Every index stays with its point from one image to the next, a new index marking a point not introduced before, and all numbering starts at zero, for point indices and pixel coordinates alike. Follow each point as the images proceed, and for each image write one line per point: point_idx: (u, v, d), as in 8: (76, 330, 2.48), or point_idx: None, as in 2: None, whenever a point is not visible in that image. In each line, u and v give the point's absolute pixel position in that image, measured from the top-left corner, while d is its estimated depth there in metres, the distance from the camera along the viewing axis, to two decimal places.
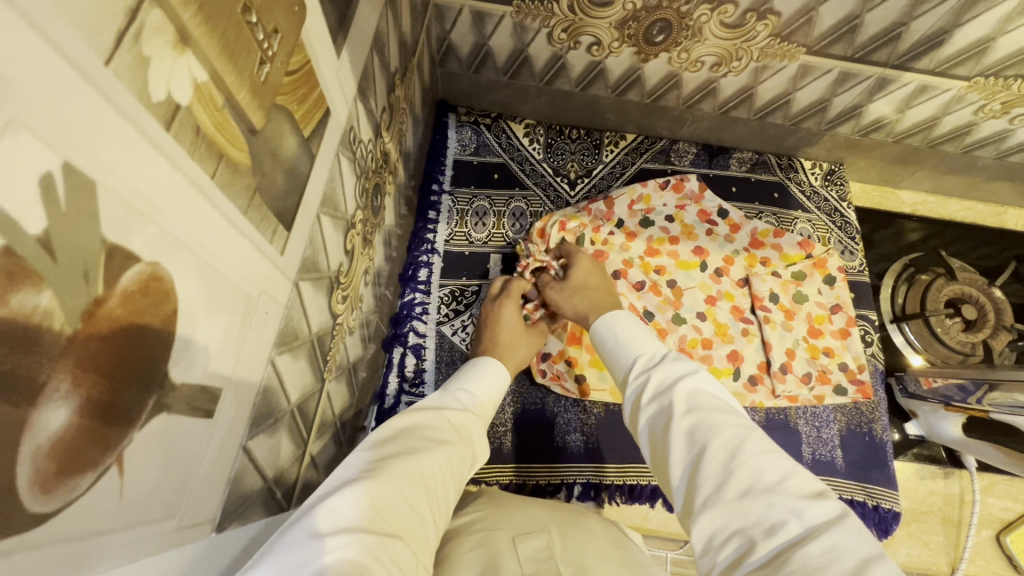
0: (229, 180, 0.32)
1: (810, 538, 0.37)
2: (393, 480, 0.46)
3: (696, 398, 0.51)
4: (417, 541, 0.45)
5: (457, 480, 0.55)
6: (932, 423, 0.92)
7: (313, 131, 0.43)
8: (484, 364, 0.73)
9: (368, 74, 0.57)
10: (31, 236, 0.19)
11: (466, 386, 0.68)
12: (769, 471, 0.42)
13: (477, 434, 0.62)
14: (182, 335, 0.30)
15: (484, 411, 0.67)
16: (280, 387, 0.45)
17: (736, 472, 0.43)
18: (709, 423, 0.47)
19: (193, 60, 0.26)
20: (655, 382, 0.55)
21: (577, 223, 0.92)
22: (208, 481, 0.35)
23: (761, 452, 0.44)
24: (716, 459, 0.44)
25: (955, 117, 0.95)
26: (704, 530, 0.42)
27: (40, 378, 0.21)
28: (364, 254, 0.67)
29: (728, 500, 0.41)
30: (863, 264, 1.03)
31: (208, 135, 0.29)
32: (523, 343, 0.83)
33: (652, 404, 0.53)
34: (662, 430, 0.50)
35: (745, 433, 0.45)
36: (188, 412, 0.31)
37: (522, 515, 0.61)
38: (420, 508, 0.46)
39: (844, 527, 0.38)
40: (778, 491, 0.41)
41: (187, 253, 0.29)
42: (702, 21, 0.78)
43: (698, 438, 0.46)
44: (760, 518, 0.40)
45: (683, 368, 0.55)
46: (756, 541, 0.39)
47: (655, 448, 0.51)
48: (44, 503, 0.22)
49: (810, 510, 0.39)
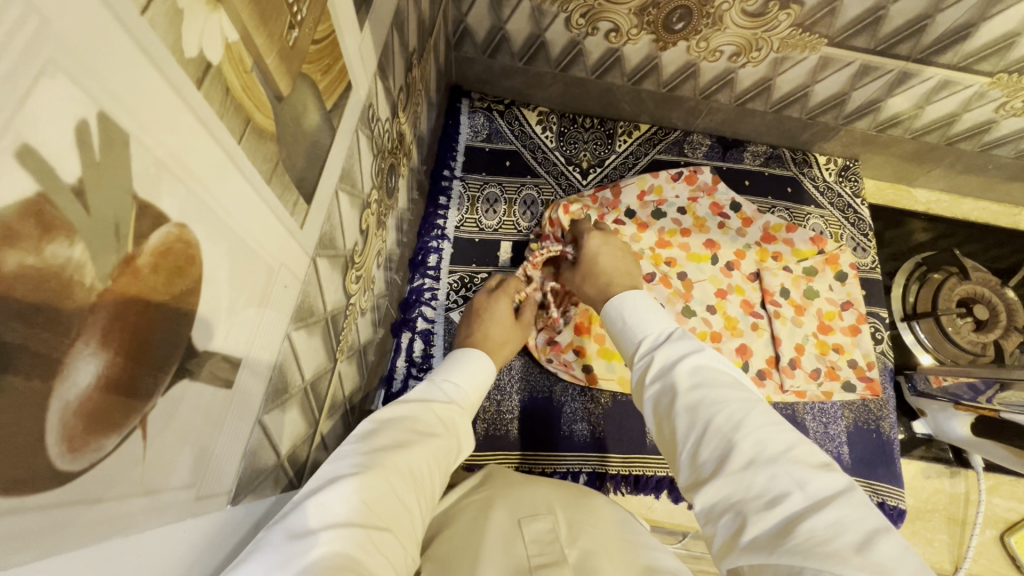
0: (255, 147, 0.31)
1: (815, 510, 0.37)
2: (381, 471, 0.45)
3: (701, 373, 0.50)
4: (405, 534, 0.44)
5: (443, 471, 0.55)
6: (940, 422, 0.91)
7: (335, 104, 0.43)
8: (474, 357, 0.72)
9: (388, 51, 0.56)
10: (66, 183, 0.18)
11: (449, 377, 0.67)
12: (773, 442, 0.42)
13: (463, 426, 0.61)
14: (204, 303, 0.29)
15: (471, 403, 0.66)
16: (295, 363, 0.45)
17: (740, 443, 0.42)
18: (714, 398, 0.46)
19: (225, 19, 0.26)
20: (659, 360, 0.54)
21: (580, 206, 0.93)
22: (226, 454, 0.35)
23: (764, 425, 0.44)
24: (720, 433, 0.44)
25: (976, 114, 0.94)
26: (708, 501, 0.42)
27: (71, 335, 0.20)
28: (378, 235, 0.66)
29: (732, 472, 0.41)
30: (875, 261, 1.02)
31: (237, 98, 0.28)
32: (513, 339, 0.83)
33: (655, 382, 0.52)
34: (667, 406, 0.49)
35: (749, 408, 0.45)
36: (209, 382, 0.31)
37: (525, 492, 0.61)
38: (407, 500, 0.46)
39: (848, 500, 0.38)
40: (782, 461, 0.40)
41: (213, 217, 0.28)
42: (723, 9, 0.77)
43: (703, 413, 0.46)
44: (763, 491, 0.40)
45: (689, 344, 0.54)
46: (758, 511, 0.39)
47: (659, 425, 0.51)
48: (73, 463, 0.21)
49: (814, 482, 0.39)
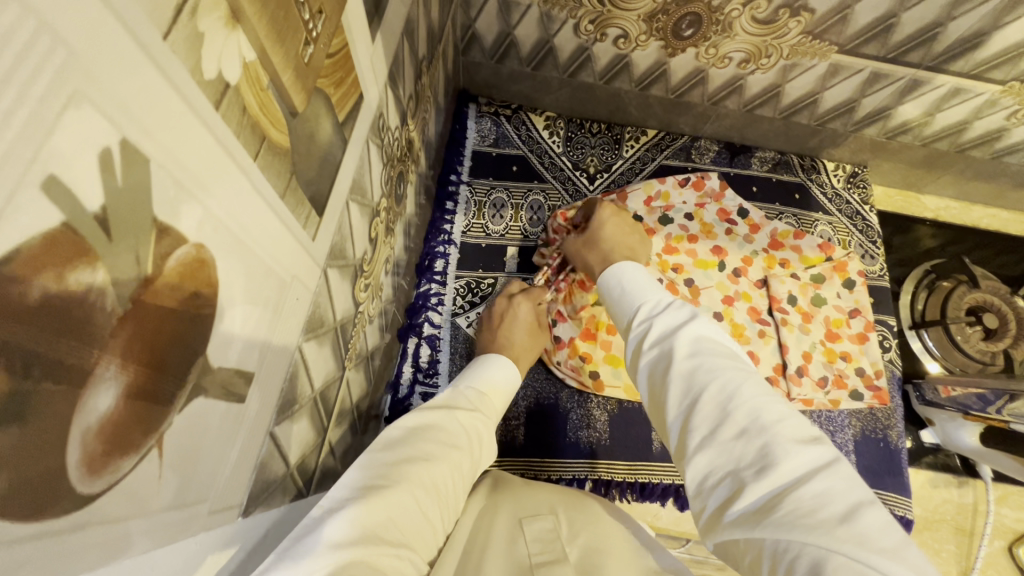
0: (269, 163, 0.31)
1: (803, 481, 0.37)
2: (403, 484, 0.46)
3: (699, 343, 0.49)
4: (423, 547, 0.45)
5: (466, 484, 0.55)
6: (949, 431, 0.90)
7: (347, 116, 0.43)
8: (495, 362, 0.72)
9: (397, 60, 0.55)
10: (89, 212, 0.18)
11: (473, 382, 0.67)
12: (767, 411, 0.41)
13: (486, 435, 0.62)
14: (220, 317, 0.29)
15: (494, 409, 0.66)
16: (305, 374, 0.45)
17: (733, 414, 0.42)
18: (710, 366, 0.46)
19: (243, 38, 0.25)
20: (656, 329, 0.53)
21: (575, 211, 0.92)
22: (237, 469, 0.35)
23: (759, 395, 0.43)
24: (714, 402, 0.43)
25: (987, 121, 0.93)
26: (698, 471, 0.41)
27: (92, 357, 0.20)
28: (386, 242, 0.66)
29: (723, 443, 0.41)
30: (884, 268, 1.02)
31: (253, 116, 0.28)
32: (532, 347, 0.83)
33: (653, 349, 0.51)
34: (662, 372, 0.49)
35: (744, 378, 0.44)
36: (222, 397, 0.31)
37: (529, 496, 0.62)
38: (428, 514, 0.46)
39: (836, 472, 0.37)
40: (774, 431, 0.40)
41: (228, 235, 0.28)
42: (734, 15, 0.77)
43: (698, 380, 0.45)
44: (750, 459, 0.39)
45: (685, 313, 0.53)
46: (745, 480, 0.38)
47: (652, 393, 0.50)
48: (90, 485, 0.21)
49: (805, 453, 0.38)
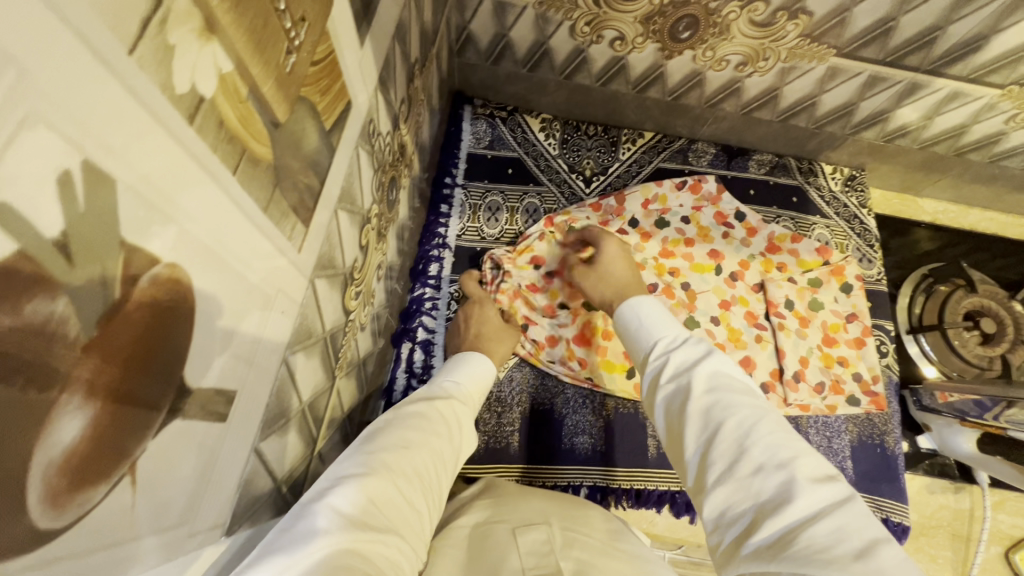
0: (249, 176, 0.30)
1: (820, 517, 0.36)
2: (382, 474, 0.45)
3: (716, 379, 0.49)
4: (413, 535, 0.45)
5: (450, 470, 0.55)
6: (946, 437, 0.89)
7: (334, 123, 0.42)
8: (472, 358, 0.72)
9: (389, 64, 0.54)
10: (48, 238, 0.17)
11: (450, 377, 0.67)
12: (784, 447, 0.42)
13: (467, 422, 0.61)
14: (198, 338, 0.28)
15: (472, 398, 0.66)
16: (293, 386, 0.44)
17: (750, 449, 0.42)
18: (726, 402, 0.46)
19: (219, 49, 0.24)
20: (673, 364, 0.53)
21: (565, 218, 0.94)
22: (220, 488, 0.34)
23: (776, 431, 0.43)
24: (731, 437, 0.43)
25: (986, 125, 0.92)
26: (716, 507, 0.41)
27: (54, 389, 0.19)
28: (378, 248, 0.65)
29: (740, 478, 0.41)
30: (881, 272, 1.01)
31: (231, 129, 0.27)
32: (508, 339, 0.83)
33: (670, 383, 0.52)
34: (679, 407, 0.49)
35: (760, 415, 0.44)
36: (202, 417, 0.30)
37: (521, 506, 0.61)
38: (414, 501, 0.46)
39: (851, 509, 0.37)
40: (792, 467, 0.40)
41: (206, 253, 0.27)
42: (731, 18, 0.76)
43: (715, 416, 0.45)
44: (768, 496, 0.39)
45: (701, 349, 0.53)
46: (763, 516, 0.38)
47: (668, 427, 0.50)
48: (56, 521, 0.20)
49: (822, 490, 0.38)
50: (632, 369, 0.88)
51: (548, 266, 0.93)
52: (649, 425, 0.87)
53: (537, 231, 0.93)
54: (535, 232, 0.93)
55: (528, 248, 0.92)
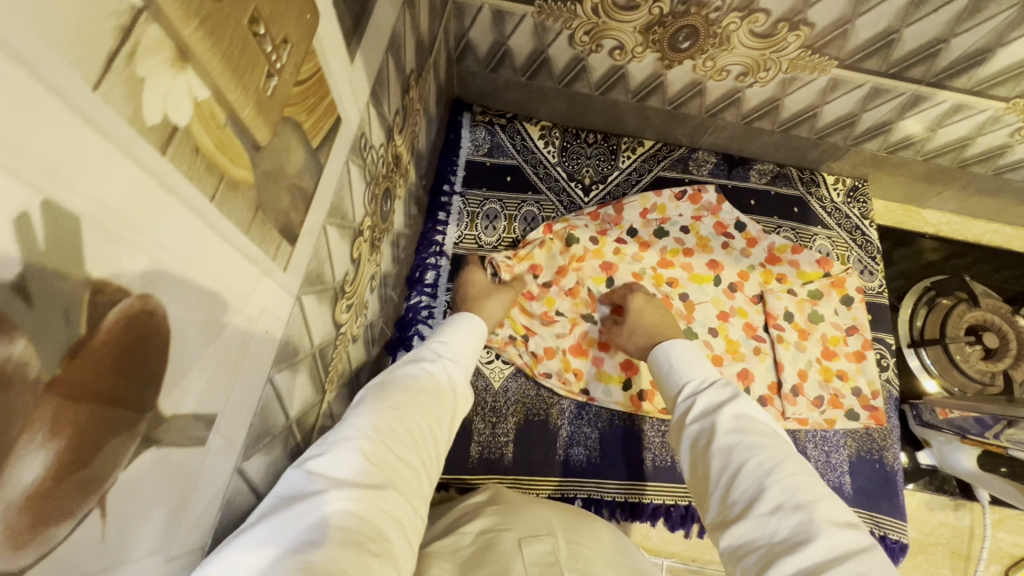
0: (229, 200, 0.30)
1: (838, 563, 0.39)
2: (371, 436, 0.45)
3: (741, 420, 0.53)
4: (413, 491, 0.46)
5: (447, 426, 0.56)
6: (947, 454, 0.87)
7: (322, 140, 0.41)
8: (460, 322, 0.71)
9: (382, 77, 0.54)
10: (4, 280, 0.17)
11: (439, 338, 0.66)
12: (804, 491, 0.45)
13: (458, 378, 0.61)
14: (174, 364, 0.28)
15: (462, 353, 0.66)
16: (279, 404, 0.44)
17: (770, 489, 0.46)
18: (749, 443, 0.50)
19: (194, 77, 0.24)
20: (699, 404, 0.57)
21: (564, 225, 0.94)
22: (200, 511, 0.34)
23: (796, 474, 0.47)
24: (752, 476, 0.47)
25: (990, 138, 0.91)
26: (734, 541, 0.45)
27: (14, 431, 0.19)
28: (372, 260, 0.64)
29: (760, 516, 0.45)
30: (882, 285, 1.00)
31: (209, 156, 0.27)
32: (498, 300, 0.84)
33: (696, 423, 0.56)
34: (704, 446, 0.53)
35: (782, 458, 0.48)
36: (179, 443, 0.30)
37: (520, 517, 0.60)
38: (407, 457, 0.47)
39: (871, 560, 0.40)
40: (810, 511, 0.43)
41: (182, 280, 0.27)
42: (731, 28, 0.76)
43: (737, 455, 0.49)
44: (785, 535, 0.42)
45: (727, 391, 0.57)
46: (780, 555, 0.41)
47: (693, 464, 0.54)
48: (20, 560, 0.20)
49: (840, 535, 0.41)
50: (628, 380, 0.89)
51: (546, 274, 0.93)
52: (646, 438, 0.87)
53: (537, 238, 0.93)
54: (537, 239, 0.93)
55: (528, 255, 0.91)
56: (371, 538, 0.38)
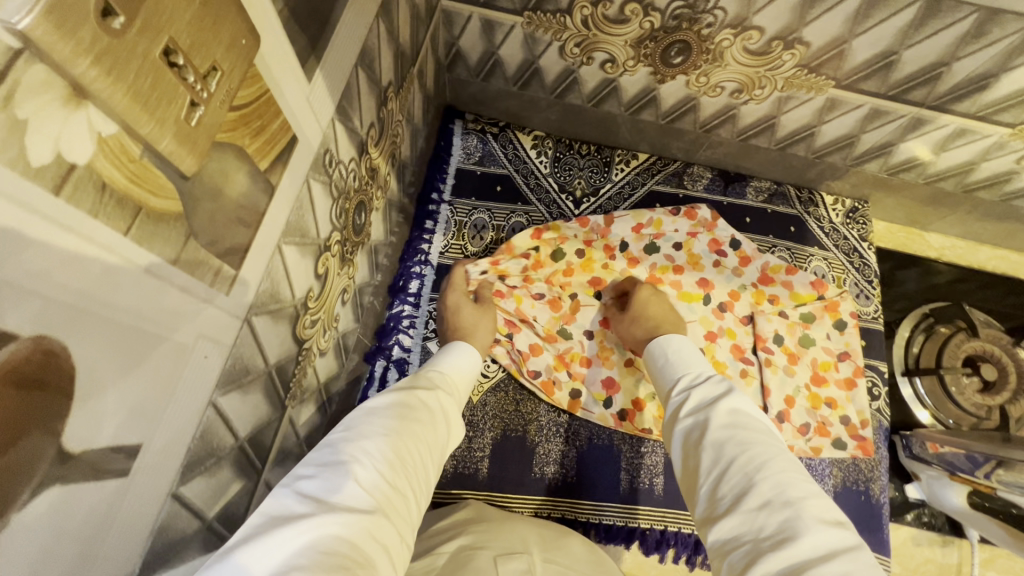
0: (150, 233, 0.29)
1: (821, 560, 0.37)
2: (365, 460, 0.44)
3: (736, 416, 0.51)
4: (403, 519, 0.44)
5: (438, 456, 0.54)
6: (935, 490, 0.85)
7: (272, 162, 0.40)
8: (457, 350, 0.71)
9: (351, 92, 0.53)
10: None
11: (433, 366, 0.65)
12: (794, 487, 0.43)
13: (453, 412, 0.60)
14: (82, 402, 0.27)
15: (454, 387, 0.65)
16: (225, 425, 0.43)
17: (759, 484, 0.44)
18: (741, 438, 0.48)
19: (94, 113, 0.23)
20: (695, 398, 0.56)
21: (555, 236, 0.92)
22: (123, 540, 0.33)
23: (787, 470, 0.45)
24: (741, 471, 0.45)
25: (995, 163, 0.87)
26: (720, 536, 0.43)
27: None
28: (342, 274, 0.63)
29: (747, 510, 0.43)
30: (878, 310, 0.97)
31: (119, 190, 0.26)
32: (485, 321, 0.82)
33: (689, 417, 0.54)
34: (695, 440, 0.51)
35: (773, 454, 0.46)
36: (92, 478, 0.29)
37: (498, 534, 0.60)
38: (400, 484, 0.45)
39: (857, 558, 0.38)
40: (799, 507, 0.41)
41: (91, 318, 0.26)
42: (724, 45, 0.73)
43: (727, 450, 0.47)
44: (771, 531, 0.41)
45: (722, 387, 0.55)
46: (764, 551, 0.40)
47: (684, 458, 0.52)
48: None
49: (828, 533, 0.40)
50: (609, 398, 0.88)
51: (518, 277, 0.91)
52: (623, 458, 0.86)
53: (524, 242, 0.90)
54: (524, 245, 0.90)
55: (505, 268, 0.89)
56: (360, 563, 0.37)
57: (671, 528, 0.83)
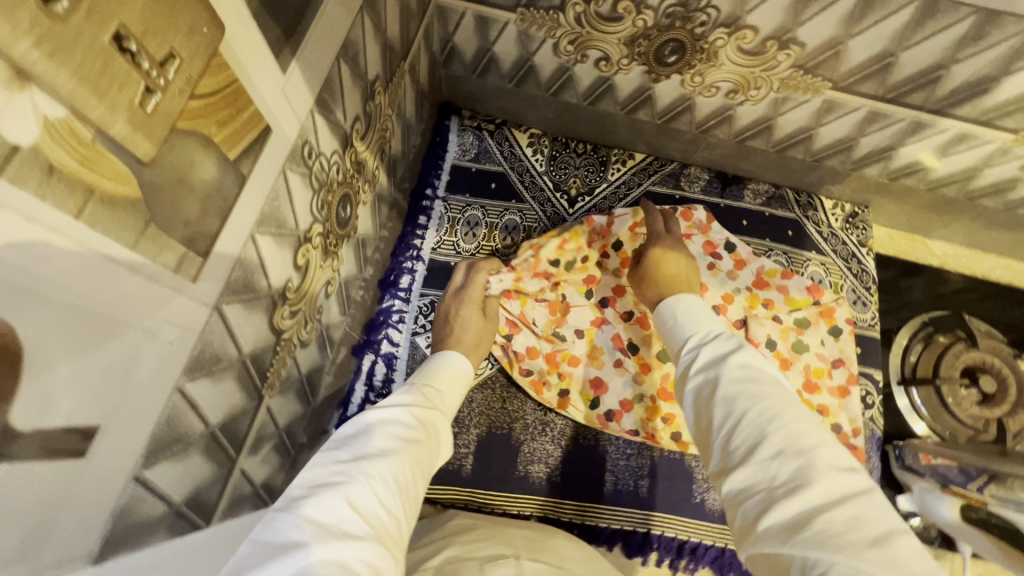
0: (105, 216, 0.29)
1: (834, 506, 0.38)
2: (357, 483, 0.44)
3: (747, 369, 0.48)
4: (395, 542, 0.44)
5: (428, 473, 0.54)
6: (928, 502, 0.81)
7: (243, 152, 0.41)
8: (446, 360, 0.71)
9: (333, 85, 0.53)
10: None
11: (428, 380, 0.65)
12: (806, 436, 0.42)
13: (444, 430, 0.60)
14: (31, 382, 0.28)
15: (448, 402, 0.65)
16: (193, 411, 0.44)
17: (772, 435, 0.42)
18: (753, 391, 0.46)
19: (41, 95, 0.24)
20: (703, 352, 0.52)
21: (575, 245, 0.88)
22: (80, 520, 0.34)
23: (799, 419, 0.44)
24: (754, 423, 0.44)
25: (999, 170, 0.85)
26: (734, 486, 0.42)
27: None
28: (325, 266, 0.64)
29: (760, 461, 0.42)
30: (875, 317, 0.95)
31: (69, 172, 0.26)
32: (487, 339, 0.82)
33: (698, 372, 0.51)
34: (706, 394, 0.48)
35: (785, 405, 0.44)
36: (46, 457, 0.30)
37: (480, 545, 0.57)
38: (393, 506, 0.45)
39: (870, 499, 0.39)
40: (813, 455, 0.41)
41: (43, 300, 0.27)
42: (718, 44, 0.73)
43: (739, 404, 0.45)
44: (785, 480, 0.40)
45: (731, 340, 0.52)
46: (778, 499, 0.39)
47: (694, 412, 0.49)
48: None
49: (842, 480, 0.39)
50: (597, 398, 0.88)
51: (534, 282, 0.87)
52: (608, 459, 0.85)
53: (549, 251, 0.87)
54: (547, 248, 0.86)
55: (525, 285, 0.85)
56: None
57: (654, 531, 0.82)
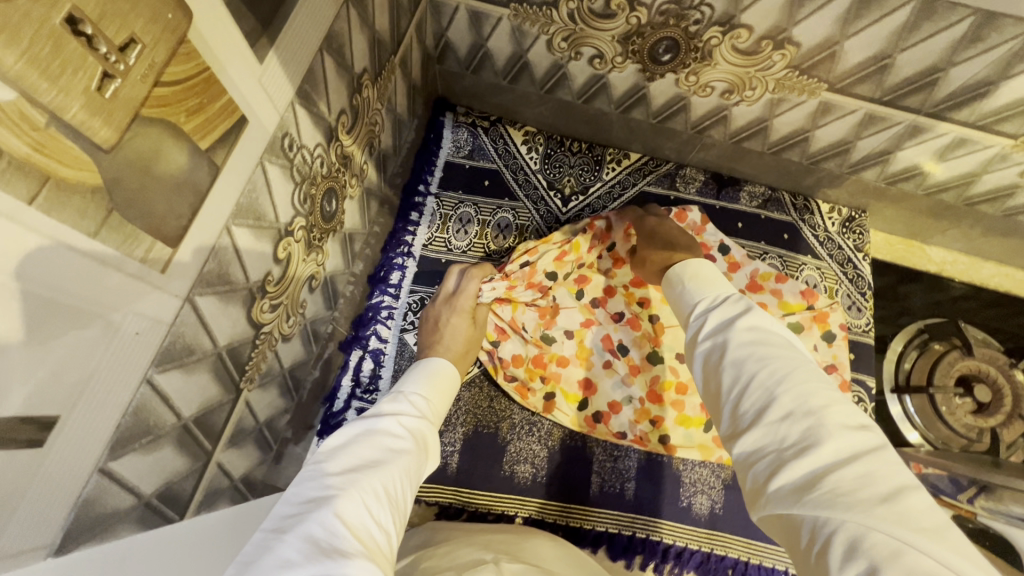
0: (62, 204, 0.29)
1: (844, 463, 0.36)
2: (346, 497, 0.43)
3: (758, 333, 0.47)
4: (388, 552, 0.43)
5: (415, 482, 0.53)
6: None
7: (215, 143, 0.40)
8: (434, 365, 0.70)
9: (316, 77, 0.53)
10: None
11: (417, 388, 0.65)
12: (817, 396, 0.41)
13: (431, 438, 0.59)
14: None
15: (436, 412, 0.64)
16: (163, 403, 0.43)
17: (781, 396, 0.41)
18: (761, 354, 0.44)
19: None
20: (714, 321, 0.51)
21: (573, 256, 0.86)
22: (40, 510, 0.34)
23: (810, 380, 0.42)
24: (764, 386, 0.42)
25: (998, 176, 0.84)
26: (744, 449, 0.41)
27: None
28: (308, 260, 0.63)
29: (770, 422, 0.40)
30: (870, 323, 0.94)
31: (20, 157, 0.26)
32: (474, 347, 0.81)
33: (708, 340, 0.50)
34: (716, 361, 0.48)
35: (796, 367, 0.43)
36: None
37: (449, 557, 0.55)
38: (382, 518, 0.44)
39: (882, 456, 0.37)
40: (824, 415, 0.39)
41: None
42: (713, 43, 0.72)
43: (748, 368, 0.44)
44: (796, 439, 0.39)
45: (741, 306, 0.51)
46: (787, 458, 0.38)
47: (705, 380, 0.49)
48: None
49: (854, 438, 0.38)
50: (585, 399, 0.87)
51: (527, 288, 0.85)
52: (595, 460, 0.85)
53: (547, 263, 0.85)
54: (546, 253, 0.84)
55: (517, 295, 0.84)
56: None
57: (639, 534, 0.81)
